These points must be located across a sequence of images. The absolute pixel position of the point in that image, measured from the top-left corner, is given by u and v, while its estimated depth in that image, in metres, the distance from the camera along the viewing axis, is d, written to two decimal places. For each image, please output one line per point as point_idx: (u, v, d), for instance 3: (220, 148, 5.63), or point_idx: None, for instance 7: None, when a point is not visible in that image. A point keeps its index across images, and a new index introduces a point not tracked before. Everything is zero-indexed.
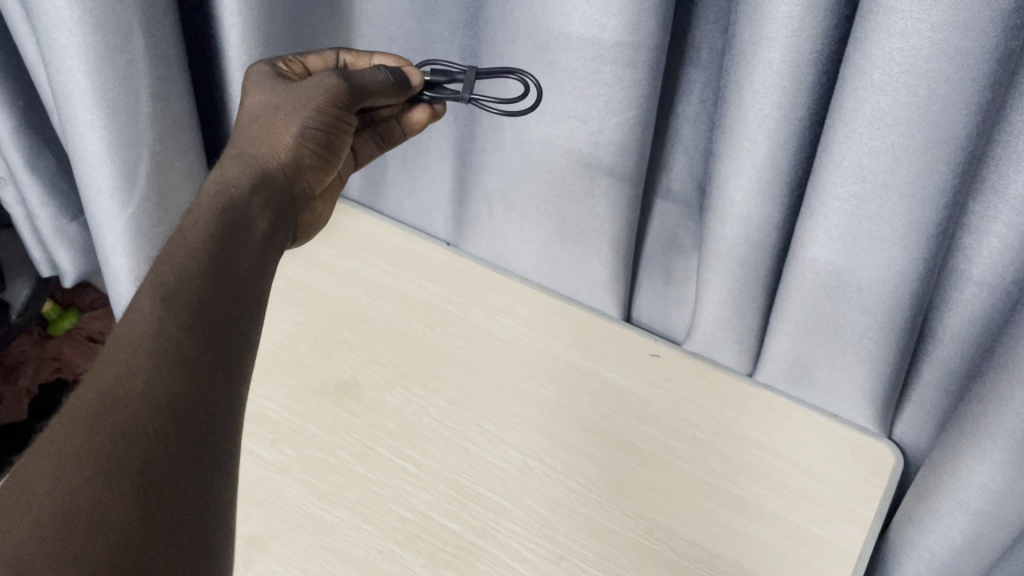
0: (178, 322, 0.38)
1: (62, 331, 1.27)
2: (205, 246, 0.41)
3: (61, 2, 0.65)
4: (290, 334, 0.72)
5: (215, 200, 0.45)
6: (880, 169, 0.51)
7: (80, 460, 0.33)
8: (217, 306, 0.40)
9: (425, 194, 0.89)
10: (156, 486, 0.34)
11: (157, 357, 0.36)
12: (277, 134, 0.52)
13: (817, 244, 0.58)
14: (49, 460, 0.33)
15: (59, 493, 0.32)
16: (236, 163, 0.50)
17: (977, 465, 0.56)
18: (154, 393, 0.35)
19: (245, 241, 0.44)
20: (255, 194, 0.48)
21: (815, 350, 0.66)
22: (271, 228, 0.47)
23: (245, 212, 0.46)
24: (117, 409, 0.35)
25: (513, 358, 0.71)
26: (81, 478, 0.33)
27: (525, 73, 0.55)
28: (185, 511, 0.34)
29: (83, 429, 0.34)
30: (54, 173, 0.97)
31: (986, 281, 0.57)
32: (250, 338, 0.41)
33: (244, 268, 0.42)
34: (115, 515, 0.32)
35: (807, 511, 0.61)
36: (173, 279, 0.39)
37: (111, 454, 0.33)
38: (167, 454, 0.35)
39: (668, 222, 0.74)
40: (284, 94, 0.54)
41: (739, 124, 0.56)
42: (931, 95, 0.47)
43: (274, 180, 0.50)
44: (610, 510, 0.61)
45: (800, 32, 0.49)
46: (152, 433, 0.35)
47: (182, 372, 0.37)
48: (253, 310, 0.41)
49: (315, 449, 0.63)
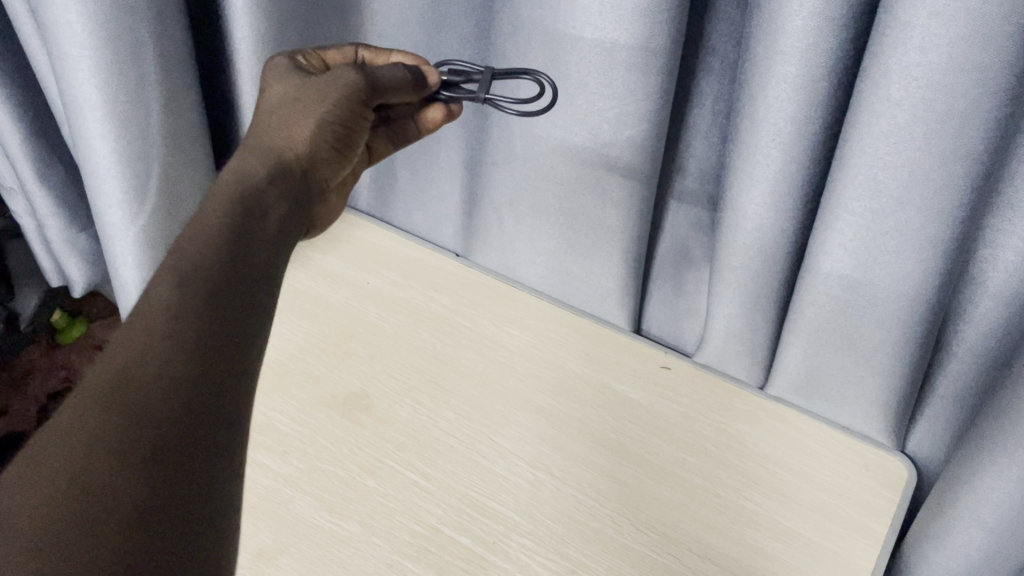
0: (192, 307, 0.37)
1: (71, 339, 1.27)
2: (223, 234, 0.41)
3: (72, 14, 0.65)
4: (299, 345, 0.72)
5: (233, 188, 0.45)
6: (896, 184, 0.51)
7: (92, 441, 0.32)
8: (232, 297, 0.39)
9: (435, 205, 0.89)
10: (166, 473, 0.33)
11: (171, 342, 0.36)
12: (294, 126, 0.52)
13: (831, 258, 0.58)
14: (59, 443, 0.32)
15: (69, 474, 0.31)
16: (253, 153, 0.50)
17: (993, 482, 0.56)
18: (168, 378, 0.35)
19: (259, 236, 0.43)
20: (271, 184, 0.48)
21: (827, 363, 0.66)
22: (287, 221, 0.47)
23: (260, 203, 0.45)
24: (128, 392, 0.34)
25: (523, 370, 0.71)
26: (92, 459, 0.32)
27: (541, 73, 0.55)
28: (194, 504, 0.33)
29: (98, 410, 0.33)
30: (65, 184, 0.98)
31: (1001, 294, 0.57)
32: (261, 327, 0.40)
33: (260, 264, 0.42)
34: (125, 497, 0.31)
35: (820, 526, 0.61)
36: (189, 264, 0.39)
37: (121, 436, 0.33)
38: (177, 438, 0.34)
39: (679, 234, 0.74)
40: (302, 87, 0.53)
41: (754, 137, 0.55)
42: (950, 109, 0.46)
43: (290, 172, 0.50)
44: (620, 524, 0.60)
45: (816, 47, 0.49)
46: (163, 417, 0.34)
47: (196, 357, 0.36)
48: (266, 300, 0.41)
49: (325, 461, 0.63)
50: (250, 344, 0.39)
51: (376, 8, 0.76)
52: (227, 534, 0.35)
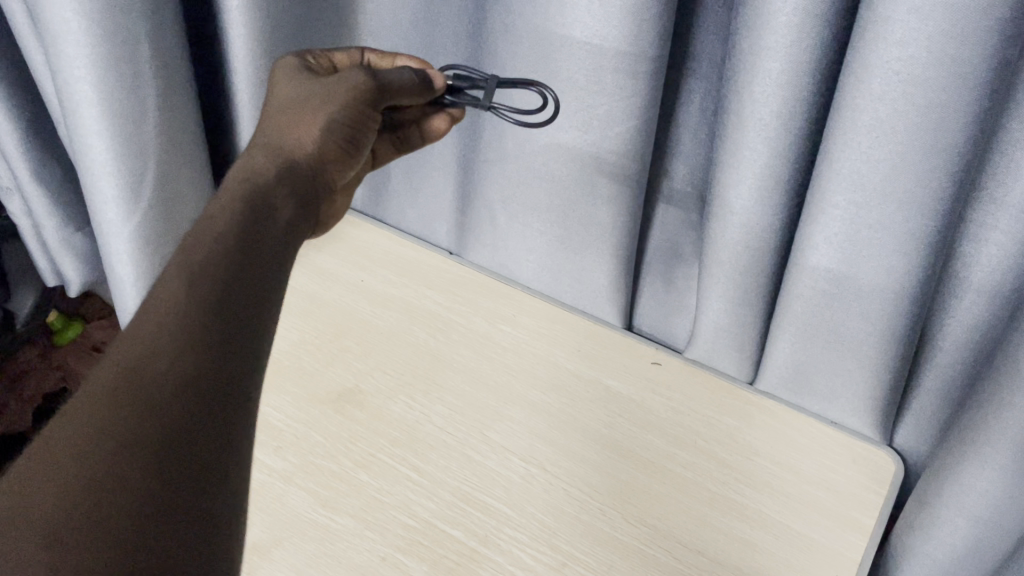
0: (201, 302, 0.37)
1: (67, 340, 1.27)
2: (231, 230, 0.41)
3: (69, 13, 0.65)
4: (293, 342, 0.73)
5: (240, 187, 0.45)
6: (880, 178, 0.52)
7: (103, 434, 0.33)
8: (239, 292, 0.39)
9: (428, 203, 0.90)
10: (174, 466, 0.33)
11: (180, 336, 0.36)
12: (305, 126, 0.51)
13: (818, 251, 0.59)
14: (69, 436, 0.33)
15: (81, 465, 0.32)
16: (264, 152, 0.49)
17: (977, 473, 0.57)
18: (177, 371, 0.35)
19: (269, 228, 0.43)
20: (282, 182, 0.47)
21: (814, 357, 0.66)
22: (296, 219, 0.46)
23: (270, 200, 0.45)
24: (137, 386, 0.34)
25: (514, 366, 0.72)
26: (102, 453, 0.32)
27: (545, 85, 0.56)
28: (201, 498, 0.34)
29: (106, 404, 0.34)
30: (62, 183, 0.98)
31: (985, 287, 0.58)
32: (266, 323, 0.40)
33: (265, 258, 0.41)
34: (133, 489, 0.32)
35: (808, 519, 0.61)
36: (199, 259, 0.39)
37: (130, 434, 0.33)
38: (185, 433, 0.34)
39: (669, 231, 0.75)
40: (312, 89, 0.53)
41: (741, 134, 0.56)
42: (930, 104, 0.47)
43: (300, 171, 0.49)
44: (610, 517, 0.61)
45: (800, 43, 0.50)
46: (171, 412, 0.34)
47: (205, 354, 0.36)
48: (272, 296, 0.41)
49: (317, 456, 0.64)
50: (256, 341, 0.39)
51: (369, 8, 0.77)
52: (234, 534, 0.35)
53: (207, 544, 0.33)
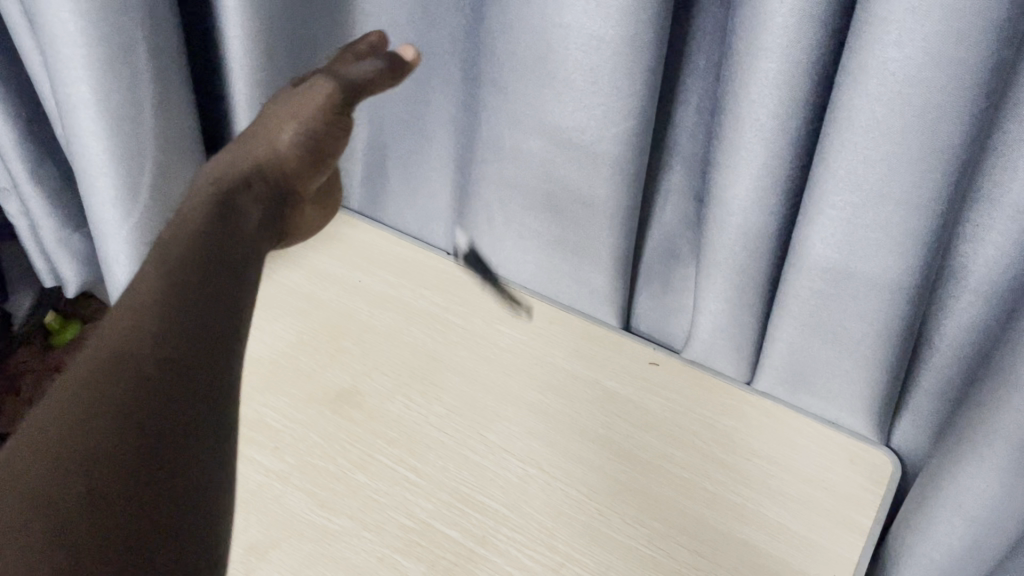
0: (167, 299, 0.41)
1: (65, 341, 1.28)
2: (195, 237, 0.44)
3: (66, 14, 0.65)
4: (290, 343, 0.73)
5: (206, 191, 0.49)
6: (876, 178, 0.52)
7: (85, 419, 0.36)
8: (207, 288, 0.42)
9: (426, 203, 0.90)
10: (150, 448, 0.36)
11: (152, 330, 0.40)
12: (274, 130, 0.55)
13: (815, 252, 0.59)
14: (53, 421, 0.37)
15: (66, 446, 0.36)
16: (233, 153, 0.54)
17: (975, 472, 0.57)
18: (148, 362, 0.39)
19: (232, 232, 0.46)
20: (242, 185, 0.51)
21: (812, 357, 0.66)
22: (256, 219, 0.50)
23: (229, 201, 0.49)
24: (112, 376, 0.38)
25: (512, 366, 0.72)
26: (82, 435, 0.36)
27: None
28: (177, 481, 0.36)
29: (84, 393, 0.37)
30: (59, 185, 0.98)
31: (982, 287, 0.58)
32: (241, 317, 0.43)
33: (231, 260, 0.45)
34: (114, 468, 0.35)
35: (806, 519, 0.61)
36: (170, 261, 0.43)
37: (111, 417, 0.37)
38: (159, 418, 0.37)
39: (667, 231, 0.75)
40: (289, 93, 0.57)
41: (738, 134, 0.56)
42: (926, 103, 0.47)
43: (261, 173, 0.53)
44: (609, 517, 0.61)
45: (797, 43, 0.50)
46: (147, 398, 0.38)
47: (175, 345, 0.40)
48: (241, 294, 0.43)
49: (315, 456, 0.64)
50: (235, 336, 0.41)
51: (366, 9, 0.77)
52: (215, 520, 0.37)
53: (187, 526, 0.36)
